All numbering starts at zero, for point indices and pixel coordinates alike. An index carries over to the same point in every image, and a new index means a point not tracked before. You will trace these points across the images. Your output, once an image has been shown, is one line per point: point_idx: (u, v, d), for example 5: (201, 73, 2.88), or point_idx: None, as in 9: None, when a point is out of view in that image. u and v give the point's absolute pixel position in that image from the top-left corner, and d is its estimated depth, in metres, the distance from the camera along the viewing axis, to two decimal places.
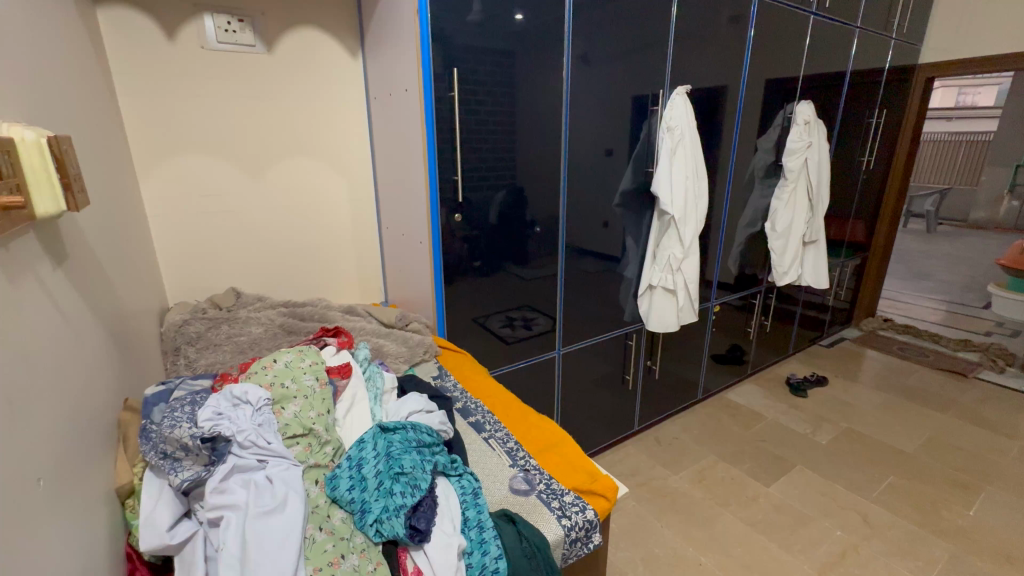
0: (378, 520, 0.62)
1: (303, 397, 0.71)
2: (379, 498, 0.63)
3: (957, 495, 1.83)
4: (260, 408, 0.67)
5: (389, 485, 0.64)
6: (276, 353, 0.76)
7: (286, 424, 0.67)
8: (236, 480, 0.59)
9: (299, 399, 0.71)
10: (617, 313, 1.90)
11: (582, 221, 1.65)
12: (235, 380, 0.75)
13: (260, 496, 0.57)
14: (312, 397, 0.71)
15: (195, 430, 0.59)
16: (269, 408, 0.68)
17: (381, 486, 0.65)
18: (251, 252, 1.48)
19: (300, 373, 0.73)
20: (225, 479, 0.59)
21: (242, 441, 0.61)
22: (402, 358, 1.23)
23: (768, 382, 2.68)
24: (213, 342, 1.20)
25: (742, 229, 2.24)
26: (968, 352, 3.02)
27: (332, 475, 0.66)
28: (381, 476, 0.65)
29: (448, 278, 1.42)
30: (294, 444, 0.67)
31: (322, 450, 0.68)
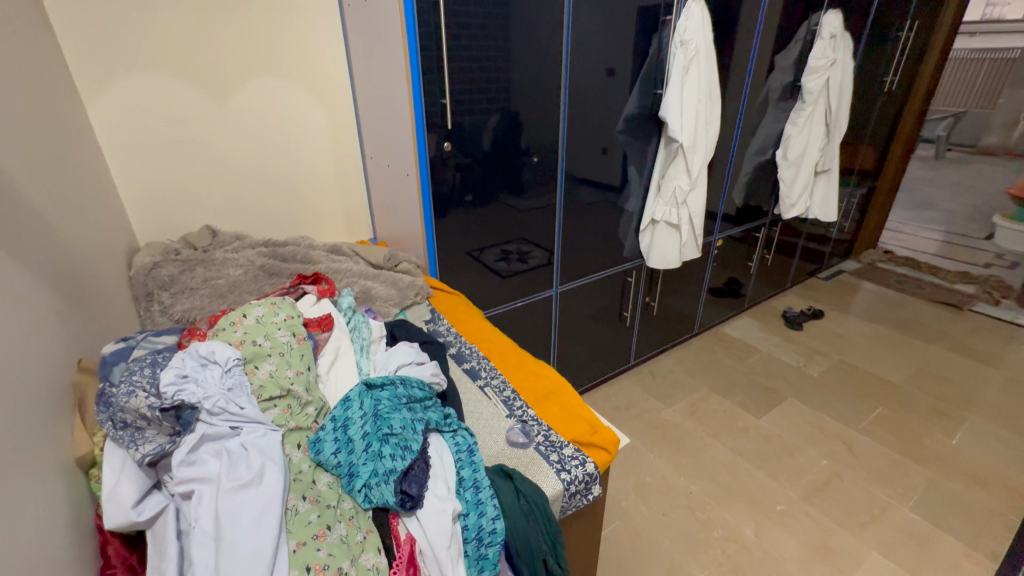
0: (367, 485, 0.59)
1: (279, 355, 0.66)
2: (367, 462, 0.60)
3: (940, 424, 1.88)
4: (230, 369, 0.62)
5: (377, 447, 0.61)
6: (246, 307, 0.70)
7: (261, 386, 0.63)
8: (207, 450, 0.55)
9: (275, 357, 0.66)
10: (616, 249, 1.82)
11: (583, 150, 1.52)
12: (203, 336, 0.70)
13: (234, 467, 0.53)
14: (289, 354, 0.66)
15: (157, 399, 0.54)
16: (240, 368, 0.63)
17: (369, 449, 0.61)
18: (223, 186, 1.36)
19: (274, 330, 0.68)
20: (195, 450, 0.55)
21: (212, 408, 0.57)
22: (392, 301, 1.16)
23: (764, 315, 2.68)
24: (188, 286, 1.12)
25: (752, 158, 2.10)
26: (965, 284, 3.00)
27: (316, 438, 0.62)
28: (369, 438, 0.62)
29: (438, 213, 1.32)
30: (271, 407, 0.62)
31: (303, 412, 0.64)
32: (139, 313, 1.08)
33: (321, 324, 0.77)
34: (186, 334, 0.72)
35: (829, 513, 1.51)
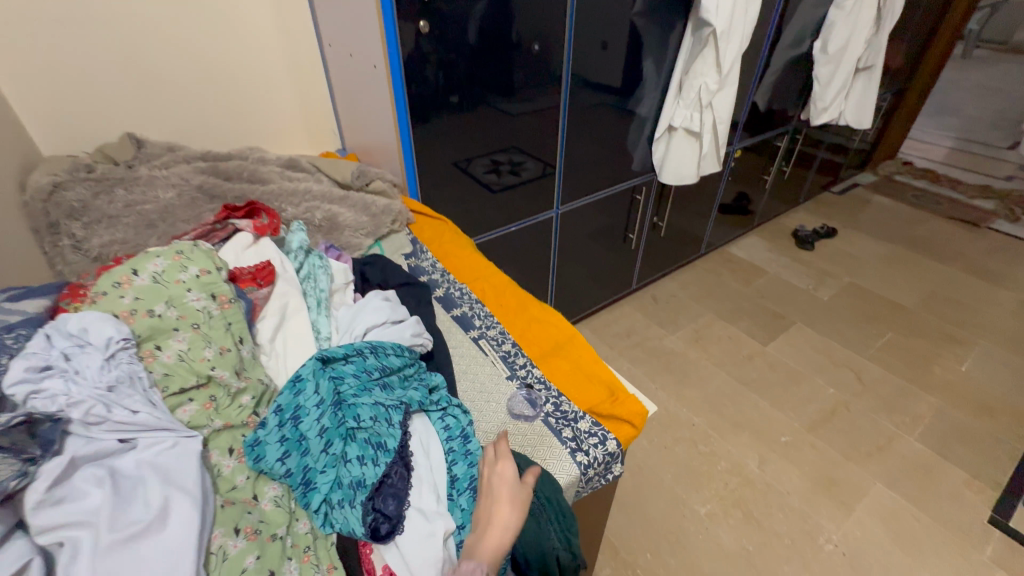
0: (327, 502, 0.48)
1: (191, 331, 0.54)
2: (327, 469, 0.49)
3: (950, 350, 1.82)
4: (117, 361, 0.50)
5: (340, 449, 0.49)
6: (137, 265, 0.56)
7: (168, 376, 0.53)
8: (84, 477, 0.43)
9: (185, 333, 0.54)
10: (625, 162, 1.58)
11: (594, 35, 1.23)
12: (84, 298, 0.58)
13: (125, 505, 0.42)
14: (205, 325, 0.55)
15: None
16: (135, 356, 0.52)
17: (329, 451, 0.49)
18: (142, 81, 1.07)
19: (181, 295, 0.55)
20: (68, 479, 0.43)
21: (91, 418, 0.46)
22: (364, 230, 0.97)
23: (772, 233, 2.51)
24: (106, 214, 0.90)
25: (786, 51, 1.79)
26: (984, 200, 2.83)
27: (255, 440, 0.50)
28: (328, 436, 0.50)
29: (417, 116, 1.06)
30: (186, 403, 0.52)
31: (233, 403, 0.53)
32: (45, 249, 0.86)
33: (257, 277, 0.64)
34: (69, 294, 0.59)
35: (834, 444, 1.47)
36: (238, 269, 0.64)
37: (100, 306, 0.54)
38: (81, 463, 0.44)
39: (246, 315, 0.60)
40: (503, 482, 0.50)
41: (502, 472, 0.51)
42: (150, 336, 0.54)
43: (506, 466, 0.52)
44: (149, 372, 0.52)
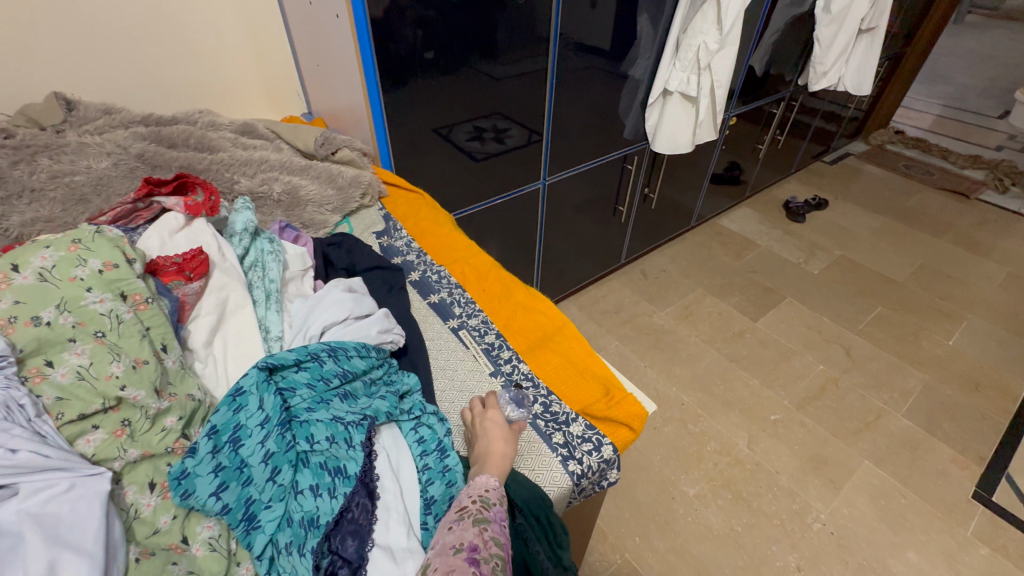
0: (273, 540, 0.42)
1: (94, 340, 0.45)
2: (275, 500, 0.43)
3: (938, 324, 1.81)
4: None
5: (289, 478, 0.44)
6: (18, 260, 0.46)
7: (63, 399, 0.43)
8: None
9: (86, 344, 0.45)
10: (617, 129, 1.49)
11: None
12: None
13: None
14: (113, 334, 0.46)
15: None
16: (16, 376, 0.42)
17: (276, 480, 0.43)
18: (66, 30, 0.92)
19: (78, 296, 0.46)
20: None
21: None
22: (330, 206, 0.87)
23: (763, 204, 2.45)
24: (29, 188, 0.78)
25: (788, 9, 1.68)
26: (973, 170, 2.81)
27: (182, 471, 0.41)
28: (276, 462, 0.43)
29: (388, 75, 0.94)
30: (89, 430, 0.43)
31: (153, 426, 0.45)
32: None
33: (185, 269, 0.55)
34: None
35: (823, 422, 1.45)
36: (161, 258, 0.54)
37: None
38: None
39: (170, 316, 0.52)
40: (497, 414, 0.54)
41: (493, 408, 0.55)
42: (38, 349, 0.44)
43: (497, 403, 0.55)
44: (37, 397, 0.43)
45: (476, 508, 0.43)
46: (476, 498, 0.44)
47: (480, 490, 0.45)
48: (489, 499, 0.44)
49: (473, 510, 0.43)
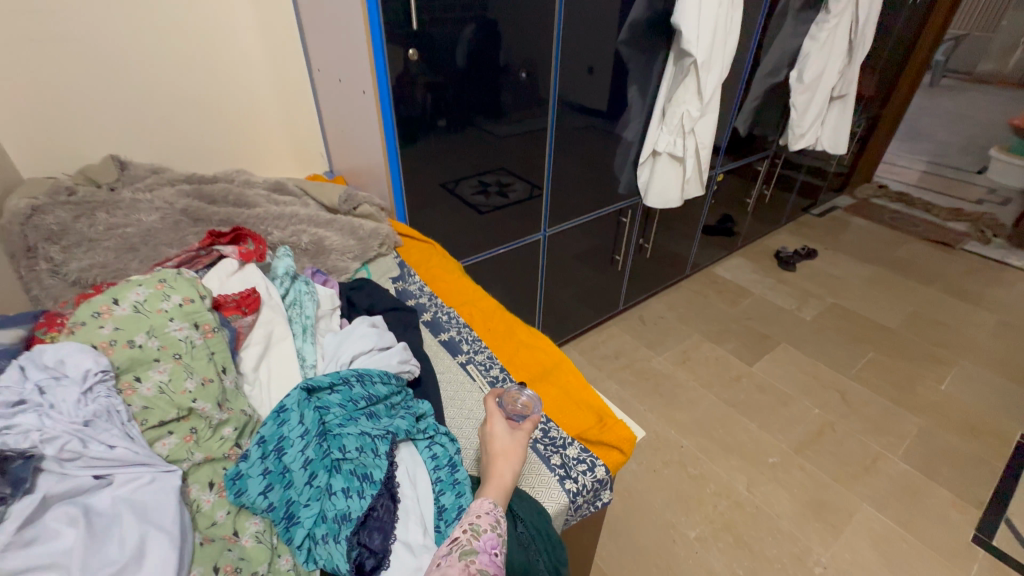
0: (310, 536, 0.47)
1: (173, 360, 0.53)
2: (311, 501, 0.48)
3: (932, 370, 1.85)
4: (93, 391, 0.49)
5: (325, 481, 0.49)
6: (116, 293, 0.55)
7: (148, 408, 0.51)
8: (56, 516, 0.41)
9: (167, 363, 0.53)
10: (611, 186, 1.62)
11: (580, 61, 1.26)
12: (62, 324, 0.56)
13: (100, 544, 0.41)
14: (187, 357, 0.54)
15: None
16: (110, 387, 0.50)
17: (313, 483, 0.49)
18: (129, 104, 1.07)
19: (162, 323, 0.54)
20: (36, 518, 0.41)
21: (62, 452, 0.44)
22: (351, 254, 0.96)
23: (756, 254, 2.56)
24: (86, 238, 0.88)
25: (763, 79, 1.86)
26: (957, 222, 2.93)
27: (237, 473, 0.49)
28: (313, 467, 0.50)
29: (404, 138, 1.07)
30: (166, 435, 0.51)
31: (215, 436, 0.52)
32: (19, 275, 0.83)
33: (242, 305, 0.63)
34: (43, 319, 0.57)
35: (822, 466, 1.47)
36: (222, 296, 0.62)
37: (76, 335, 0.52)
38: (52, 502, 0.43)
39: (229, 344, 0.59)
40: (497, 430, 0.56)
41: (494, 422, 0.57)
42: (129, 367, 0.52)
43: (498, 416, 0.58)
44: (128, 405, 0.51)
45: (465, 537, 0.45)
46: (467, 526, 0.46)
47: (472, 515, 0.47)
48: (478, 527, 0.46)
49: (462, 540, 0.45)
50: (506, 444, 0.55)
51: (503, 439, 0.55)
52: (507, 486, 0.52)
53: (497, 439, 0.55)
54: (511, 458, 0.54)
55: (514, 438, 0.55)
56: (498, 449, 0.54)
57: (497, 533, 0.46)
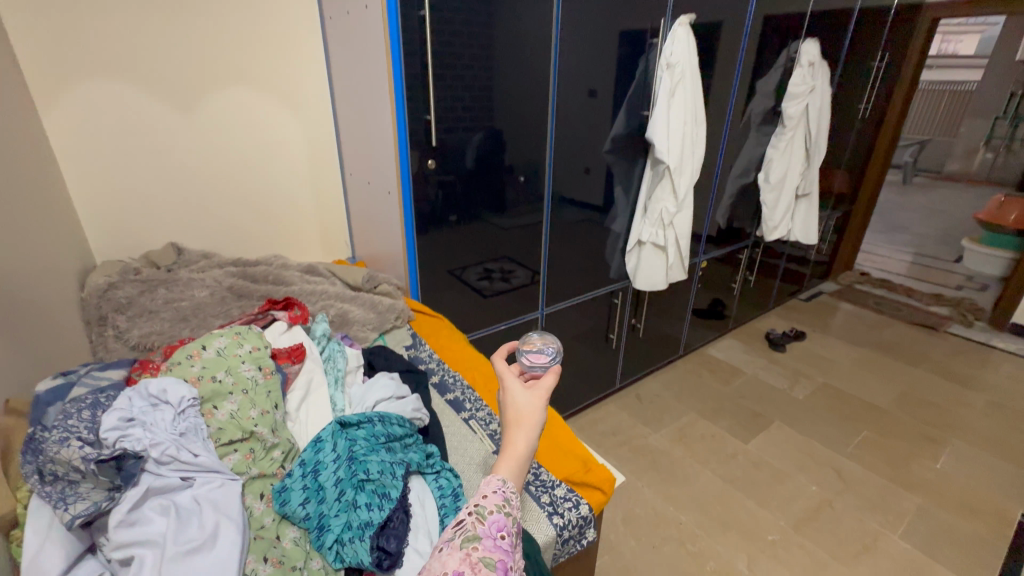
0: (339, 541, 0.56)
1: (242, 393, 0.65)
2: (340, 513, 0.58)
3: (925, 448, 1.88)
4: (183, 411, 0.61)
5: (352, 496, 0.59)
6: (205, 339, 0.69)
7: (220, 429, 0.62)
8: (151, 506, 0.52)
9: (237, 395, 0.65)
10: (603, 270, 1.79)
11: (570, 167, 1.50)
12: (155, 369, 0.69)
13: (184, 528, 0.51)
14: (253, 392, 0.66)
15: (91, 451, 0.52)
16: (196, 410, 0.62)
17: (342, 498, 0.59)
18: (192, 200, 1.28)
19: (236, 364, 0.67)
20: (138, 506, 0.52)
21: (159, 457, 0.55)
22: (371, 325, 1.10)
23: (747, 336, 2.68)
24: (148, 309, 1.03)
25: (734, 180, 2.12)
26: (939, 306, 3.08)
27: (282, 487, 0.60)
28: (343, 485, 0.59)
29: (420, 230, 1.26)
30: (231, 452, 0.61)
31: (268, 456, 0.62)
32: (87, 339, 0.97)
33: (291, 356, 0.76)
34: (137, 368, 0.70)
35: (821, 544, 1.47)
36: (277, 349, 0.76)
37: (173, 371, 0.65)
38: (149, 496, 0.53)
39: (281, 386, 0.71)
40: (512, 399, 0.56)
41: (508, 392, 0.57)
42: (209, 397, 0.64)
43: (512, 381, 0.58)
44: (206, 426, 0.62)
45: (470, 522, 0.48)
46: (472, 509, 0.49)
47: (479, 496, 0.50)
48: (483, 512, 0.49)
49: (466, 525, 0.48)
50: (519, 415, 0.55)
51: (517, 409, 0.56)
52: (520, 459, 0.54)
53: (511, 409, 0.56)
54: (525, 430, 0.55)
55: (527, 408, 0.55)
56: (511, 421, 0.55)
57: (504, 511, 0.49)
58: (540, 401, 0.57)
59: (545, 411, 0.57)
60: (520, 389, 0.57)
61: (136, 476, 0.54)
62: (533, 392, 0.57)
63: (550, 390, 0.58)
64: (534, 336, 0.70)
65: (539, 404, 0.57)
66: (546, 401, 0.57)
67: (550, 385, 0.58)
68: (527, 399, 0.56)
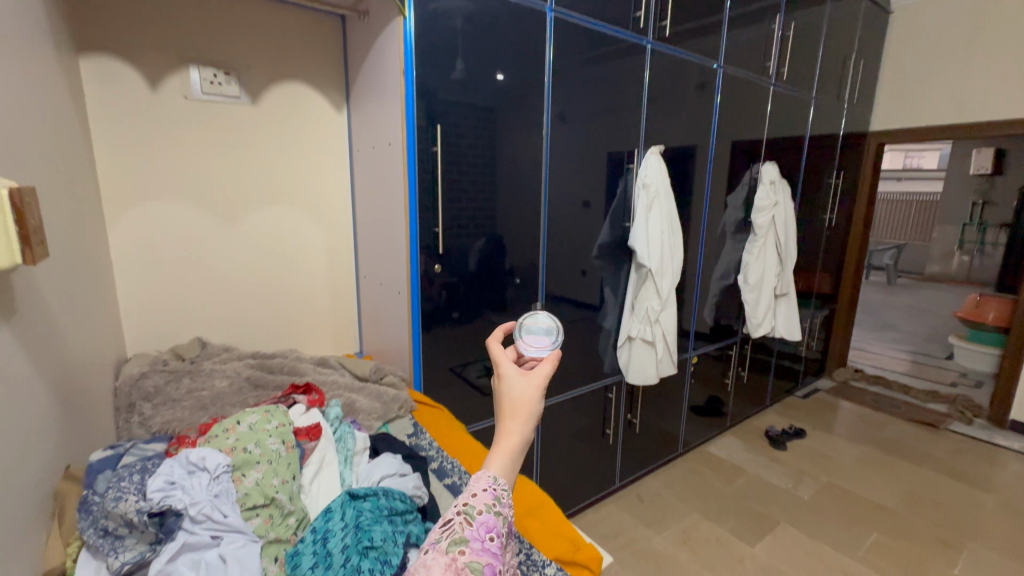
0: None
1: (266, 464, 0.73)
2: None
3: (940, 552, 1.82)
4: (217, 476, 0.69)
5: (356, 561, 0.63)
6: (239, 416, 0.79)
7: (246, 494, 0.70)
8: (184, 560, 0.61)
9: (262, 465, 0.73)
10: (596, 365, 1.89)
11: (562, 270, 1.68)
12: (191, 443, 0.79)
13: None
14: (276, 463, 0.74)
15: (141, 506, 0.62)
16: (228, 476, 0.70)
17: (348, 563, 0.63)
18: (222, 299, 1.42)
19: (264, 438, 0.76)
20: (173, 558, 0.61)
21: (195, 516, 0.64)
22: (375, 414, 1.18)
23: (747, 434, 2.67)
24: (172, 397, 1.11)
25: (716, 281, 2.30)
26: (937, 404, 3.09)
27: (295, 551, 0.66)
28: (349, 551, 0.64)
29: (425, 326, 1.39)
30: (254, 516, 0.68)
31: (284, 522, 0.70)
32: (114, 426, 1.05)
33: (309, 433, 0.84)
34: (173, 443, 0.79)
35: None
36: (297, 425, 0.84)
37: (210, 442, 0.75)
38: (182, 550, 0.62)
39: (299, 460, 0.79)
40: (508, 390, 0.58)
41: (505, 381, 0.58)
42: (240, 465, 0.72)
43: (509, 370, 0.59)
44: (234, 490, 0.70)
45: (458, 523, 0.50)
46: (461, 509, 0.51)
47: (469, 496, 0.51)
48: (471, 512, 0.50)
49: (454, 526, 0.50)
50: (516, 404, 0.56)
51: (513, 398, 0.57)
52: (514, 450, 0.55)
53: (506, 398, 0.57)
54: (520, 420, 0.56)
55: (523, 398, 0.57)
56: (507, 411, 0.56)
57: (493, 511, 0.51)
58: (535, 389, 0.58)
59: (541, 400, 0.58)
60: (517, 377, 0.58)
61: (174, 530, 0.64)
62: (529, 381, 0.58)
63: (546, 378, 0.59)
64: (534, 320, 0.71)
65: (535, 393, 0.58)
66: (542, 390, 0.58)
67: (547, 374, 0.60)
68: (522, 387, 0.57)
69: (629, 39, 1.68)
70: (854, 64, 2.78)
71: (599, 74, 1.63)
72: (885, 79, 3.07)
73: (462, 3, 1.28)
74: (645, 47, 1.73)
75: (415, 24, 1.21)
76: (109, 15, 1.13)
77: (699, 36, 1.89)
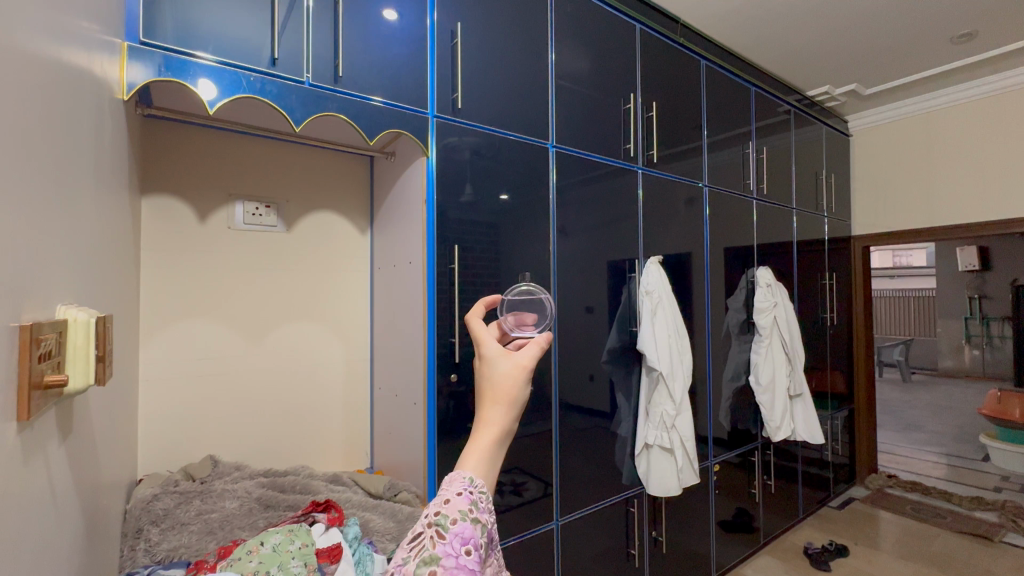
0: None
1: None
2: None
3: None
4: None
5: None
6: (263, 536, 0.83)
7: None
8: None
9: None
10: (615, 475, 1.82)
11: (573, 376, 1.70)
12: (211, 567, 0.85)
13: None
14: None
15: None
16: None
17: None
18: (237, 414, 1.42)
19: (288, 560, 0.80)
20: None
21: None
22: (390, 535, 1.13)
23: (784, 553, 2.45)
24: (180, 521, 1.07)
25: (727, 383, 2.30)
26: (985, 512, 2.87)
27: None
28: None
29: (440, 438, 1.37)
30: None
31: None
32: (117, 554, 0.98)
33: (331, 555, 0.86)
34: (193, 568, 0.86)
35: None
36: (319, 547, 0.87)
37: (233, 565, 0.77)
38: None
39: None
40: (491, 372, 0.59)
41: (489, 362, 0.60)
42: None
43: (492, 351, 0.60)
44: None
45: (429, 538, 0.49)
46: (432, 522, 0.50)
47: (442, 504, 0.51)
48: (445, 524, 0.50)
49: (425, 542, 0.49)
50: (498, 390, 0.58)
51: (494, 382, 0.58)
52: (493, 438, 0.57)
53: (489, 382, 0.59)
54: (502, 406, 0.58)
55: (505, 382, 0.58)
56: (488, 397, 0.58)
57: (469, 520, 0.51)
58: (519, 372, 0.59)
59: (524, 382, 0.59)
60: (501, 358, 0.60)
61: None
62: (513, 363, 0.59)
63: (531, 361, 0.60)
64: (516, 292, 0.74)
65: (519, 376, 0.59)
66: (527, 373, 0.59)
67: (533, 356, 0.61)
68: (506, 371, 0.59)
69: (619, 164, 1.89)
70: (827, 178, 3.06)
71: (597, 195, 1.81)
72: (857, 189, 3.35)
73: (475, 143, 1.48)
74: (637, 171, 1.95)
75: (436, 162, 1.40)
76: (172, 163, 1.31)
77: (684, 161, 2.14)
